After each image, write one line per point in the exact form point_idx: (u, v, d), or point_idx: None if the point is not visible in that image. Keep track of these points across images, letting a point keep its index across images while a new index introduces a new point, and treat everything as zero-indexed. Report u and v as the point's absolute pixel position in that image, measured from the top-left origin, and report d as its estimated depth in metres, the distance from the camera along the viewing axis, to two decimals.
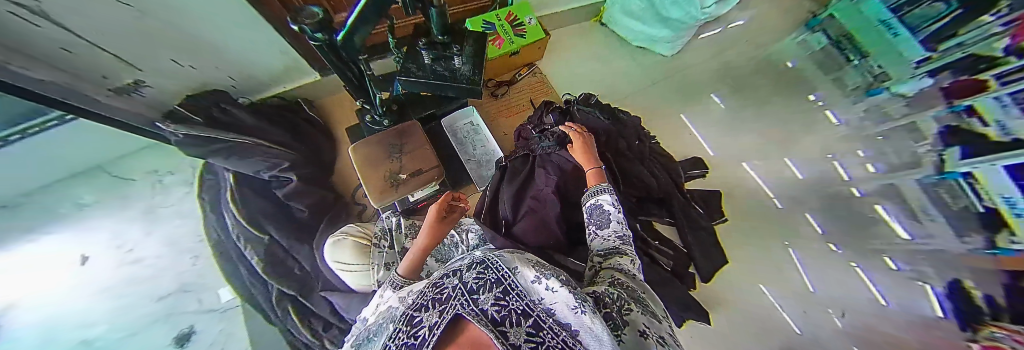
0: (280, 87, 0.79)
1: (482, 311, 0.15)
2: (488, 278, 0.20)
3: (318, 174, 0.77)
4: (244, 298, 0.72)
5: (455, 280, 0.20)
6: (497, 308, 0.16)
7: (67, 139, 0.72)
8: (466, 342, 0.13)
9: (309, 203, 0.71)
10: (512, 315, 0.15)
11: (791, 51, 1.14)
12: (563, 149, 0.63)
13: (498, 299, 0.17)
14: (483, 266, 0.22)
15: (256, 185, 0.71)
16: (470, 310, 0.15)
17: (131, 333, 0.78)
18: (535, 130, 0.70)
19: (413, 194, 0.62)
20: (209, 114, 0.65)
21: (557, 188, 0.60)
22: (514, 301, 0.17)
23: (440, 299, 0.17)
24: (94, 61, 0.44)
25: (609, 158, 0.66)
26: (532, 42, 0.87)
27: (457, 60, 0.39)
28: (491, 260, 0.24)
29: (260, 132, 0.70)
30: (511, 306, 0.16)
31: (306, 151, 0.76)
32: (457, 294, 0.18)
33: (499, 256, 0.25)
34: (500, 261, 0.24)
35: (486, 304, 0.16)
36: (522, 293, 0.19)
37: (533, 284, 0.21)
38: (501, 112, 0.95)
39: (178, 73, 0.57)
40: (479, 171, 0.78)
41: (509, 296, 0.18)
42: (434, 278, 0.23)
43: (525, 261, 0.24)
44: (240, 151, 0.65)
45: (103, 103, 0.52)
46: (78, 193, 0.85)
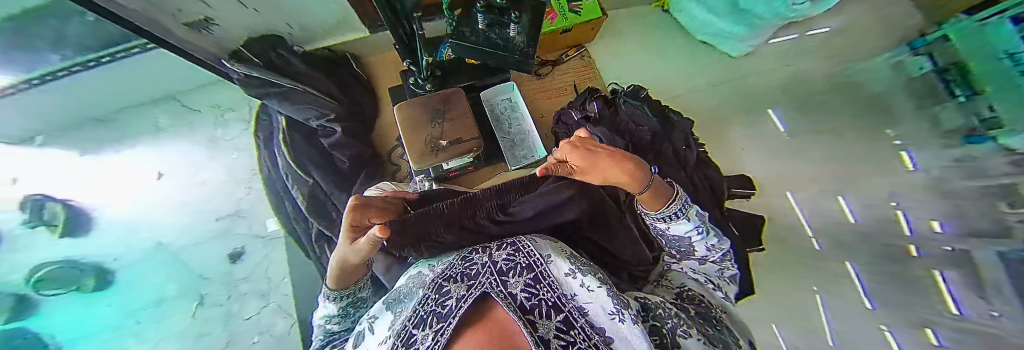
0: (329, 41, 0.81)
1: (511, 294, 0.19)
2: (518, 262, 0.25)
3: (360, 129, 0.80)
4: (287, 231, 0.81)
5: (485, 259, 0.25)
6: (527, 295, 0.19)
7: (146, 66, 0.81)
8: (492, 313, 0.18)
9: (349, 155, 0.75)
10: (543, 305, 0.18)
11: (875, 78, 0.83)
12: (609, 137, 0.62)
13: (529, 286, 0.21)
14: (515, 249, 0.27)
15: (306, 131, 0.77)
16: (498, 291, 0.19)
17: (197, 244, 0.91)
18: (577, 115, 0.72)
19: (448, 162, 0.63)
20: (269, 59, 0.72)
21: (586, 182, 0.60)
22: (545, 291, 0.21)
23: (468, 274, 0.23)
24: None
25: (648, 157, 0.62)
26: (585, 21, 0.81)
27: (513, 30, 0.39)
28: (525, 245, 0.28)
29: (312, 81, 0.75)
30: (543, 297, 0.20)
31: (349, 106, 0.79)
32: (491, 274, 0.22)
33: (532, 242, 0.29)
34: (531, 247, 0.28)
35: (517, 290, 0.20)
36: (555, 285, 0.22)
37: (568, 278, 0.24)
38: (542, 93, 0.90)
39: (241, 14, 0.60)
40: (511, 151, 0.77)
41: (540, 285, 0.22)
42: (469, 253, 0.28)
43: (560, 254, 0.28)
44: (294, 97, 0.71)
45: (183, 37, 0.57)
46: (154, 118, 0.97)
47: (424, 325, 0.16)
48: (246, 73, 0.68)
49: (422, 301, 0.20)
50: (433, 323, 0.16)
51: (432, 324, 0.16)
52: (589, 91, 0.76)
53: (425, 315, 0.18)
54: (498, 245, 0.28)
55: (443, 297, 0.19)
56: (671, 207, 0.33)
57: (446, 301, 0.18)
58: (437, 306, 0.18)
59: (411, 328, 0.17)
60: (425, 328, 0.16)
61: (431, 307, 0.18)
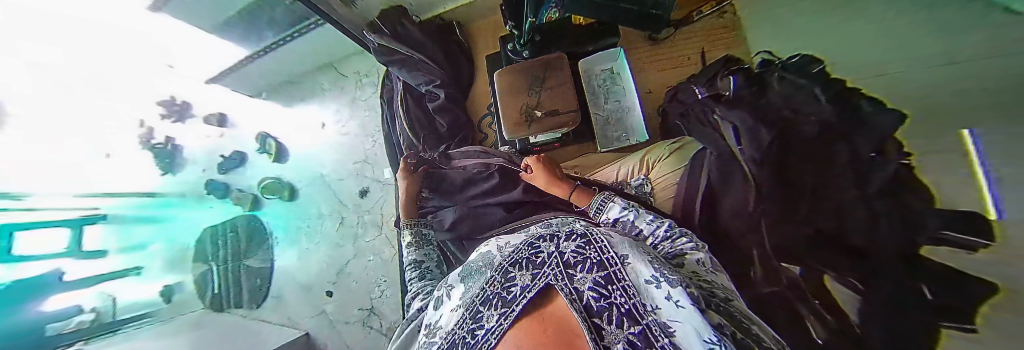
0: (442, 7, 0.89)
1: (577, 291, 0.22)
2: (588, 256, 0.24)
3: (457, 95, 0.89)
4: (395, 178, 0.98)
5: (552, 247, 0.26)
6: (594, 295, 0.21)
7: (310, 44, 1.00)
8: (554, 303, 0.22)
9: (448, 120, 0.85)
10: (614, 312, 0.20)
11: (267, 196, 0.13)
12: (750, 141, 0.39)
13: (599, 285, 0.22)
14: (586, 241, 0.25)
15: (416, 95, 0.89)
16: (564, 285, 0.22)
17: (341, 178, 1.08)
18: (701, 89, 0.59)
19: (537, 135, 0.68)
20: (393, 28, 0.86)
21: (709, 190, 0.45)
22: (618, 295, 0.21)
23: (533, 261, 0.26)
24: None
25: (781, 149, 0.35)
26: None
27: None
28: (594, 234, 0.26)
29: (423, 48, 0.85)
30: (615, 302, 0.20)
31: (450, 71, 0.88)
32: (555, 263, 0.25)
33: (608, 236, 0.26)
34: (606, 241, 0.25)
35: (584, 287, 0.22)
36: (632, 290, 0.21)
37: (648, 286, 0.20)
38: (653, 62, 0.77)
39: None
40: (605, 130, 0.72)
41: (613, 287, 0.21)
42: (536, 236, 0.29)
43: (639, 249, 0.24)
44: (409, 64, 0.83)
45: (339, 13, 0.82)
46: (318, 81, 1.16)
47: (490, 304, 0.25)
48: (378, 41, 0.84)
49: (490, 279, 0.27)
50: (499, 305, 0.24)
51: (498, 306, 0.24)
52: (725, 62, 0.60)
53: (493, 294, 0.25)
54: (568, 231, 0.28)
55: (509, 282, 0.25)
56: (597, 202, 0.47)
57: (511, 287, 0.25)
58: (503, 289, 0.25)
59: (479, 304, 0.25)
60: (492, 308, 0.24)
61: (497, 289, 0.25)
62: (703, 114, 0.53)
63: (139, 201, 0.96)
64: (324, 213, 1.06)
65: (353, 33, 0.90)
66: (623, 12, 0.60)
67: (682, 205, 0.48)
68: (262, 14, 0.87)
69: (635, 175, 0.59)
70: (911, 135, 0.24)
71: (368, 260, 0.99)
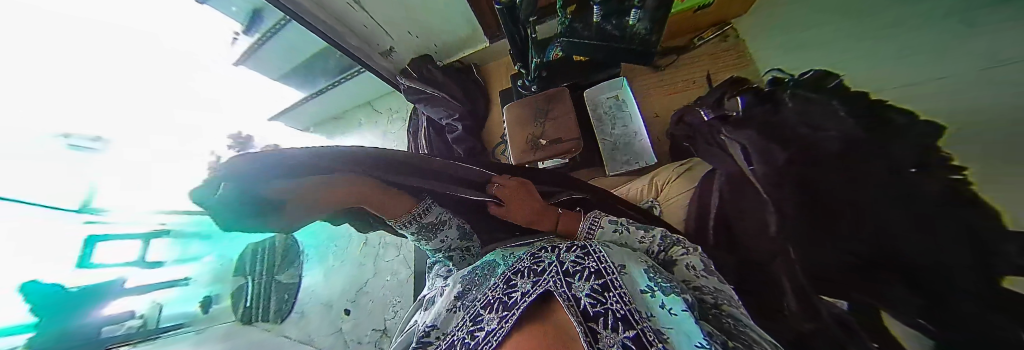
0: (462, 53, 0.99)
1: (575, 297, 0.20)
2: (586, 266, 0.23)
3: (473, 126, 0.96)
4: None
5: (553, 257, 0.25)
6: (592, 302, 0.19)
7: (350, 88, 1.16)
8: (554, 314, 0.19)
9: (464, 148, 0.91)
10: (610, 316, 0.18)
11: None
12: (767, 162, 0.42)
13: (596, 292, 0.20)
14: (584, 252, 0.25)
15: (437, 127, 0.97)
16: (563, 290, 0.20)
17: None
18: (707, 111, 0.58)
19: (544, 161, 0.71)
20: (419, 73, 0.96)
21: (725, 210, 0.49)
22: (614, 301, 0.19)
23: (535, 270, 0.25)
24: (349, 14, 0.75)
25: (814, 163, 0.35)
26: None
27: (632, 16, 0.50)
28: (590, 246, 0.26)
29: (444, 87, 0.94)
30: (611, 307, 0.19)
31: (467, 105, 0.96)
32: (552, 269, 0.23)
33: (603, 246, 0.26)
34: (603, 251, 0.25)
35: (581, 292, 0.20)
36: (627, 297, 0.20)
37: (643, 294, 0.21)
38: (659, 88, 0.80)
39: (409, 40, 0.90)
40: (612, 154, 0.73)
41: (609, 294, 0.20)
42: (538, 248, 0.29)
43: (634, 261, 0.25)
44: (433, 101, 0.92)
45: (374, 63, 0.95)
46: (359, 117, 1.34)
47: (490, 309, 0.23)
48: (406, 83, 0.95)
49: (493, 286, 0.26)
50: (500, 309, 0.22)
51: (498, 310, 0.22)
52: (731, 82, 0.60)
53: (494, 299, 0.24)
54: (568, 243, 0.27)
55: (509, 287, 0.24)
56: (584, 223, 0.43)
57: (511, 291, 0.23)
58: (503, 293, 0.23)
59: (482, 307, 0.24)
60: (492, 311, 0.22)
61: (500, 294, 0.23)
62: (711, 136, 0.55)
63: (186, 223, 0.93)
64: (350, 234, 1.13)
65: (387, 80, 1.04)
66: (620, 56, 0.62)
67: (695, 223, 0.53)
68: (318, 65, 1.01)
69: (644, 197, 0.62)
70: (962, 151, 0.23)
71: (385, 280, 1.02)
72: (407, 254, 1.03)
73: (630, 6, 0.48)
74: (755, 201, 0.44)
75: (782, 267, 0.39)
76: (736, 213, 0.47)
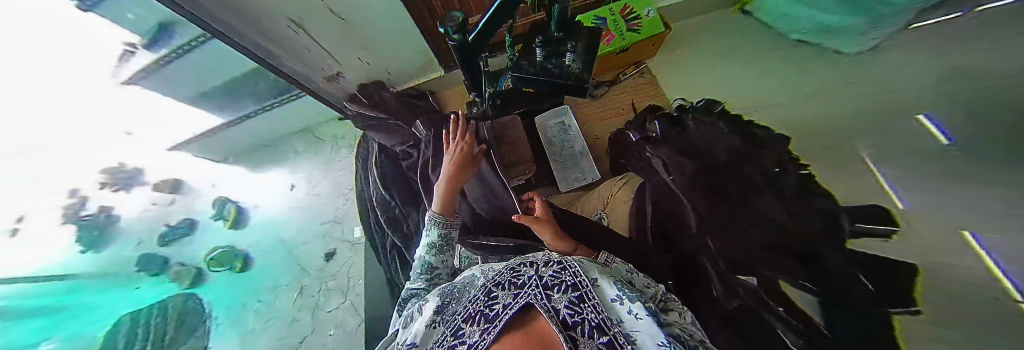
0: (416, 80, 1.00)
1: (554, 309, 0.21)
2: (564, 279, 0.24)
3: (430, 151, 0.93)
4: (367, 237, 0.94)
5: (532, 271, 0.26)
6: (570, 312, 0.21)
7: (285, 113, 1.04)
8: (535, 322, 0.20)
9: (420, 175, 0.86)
10: (586, 325, 0.19)
11: None
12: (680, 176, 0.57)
13: (573, 303, 0.21)
14: (561, 266, 0.26)
15: (390, 154, 0.92)
16: (543, 302, 0.21)
17: (305, 242, 1.02)
18: (637, 136, 0.70)
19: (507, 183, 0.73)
20: (372, 99, 0.94)
21: (662, 219, 0.57)
22: (589, 311, 0.21)
23: (515, 283, 0.25)
24: (289, 37, 0.69)
25: (728, 181, 0.53)
26: (647, 37, 0.78)
27: (570, 56, 0.60)
28: (567, 260, 0.28)
29: (398, 113, 0.92)
30: (586, 317, 0.20)
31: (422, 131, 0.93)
32: (531, 283, 0.24)
33: (578, 261, 0.28)
34: (578, 266, 0.27)
35: (561, 306, 0.21)
36: (600, 307, 0.22)
37: (614, 304, 0.22)
38: (596, 114, 0.89)
39: (360, 66, 0.88)
40: (564, 173, 0.78)
41: (585, 304, 0.21)
42: (517, 262, 0.29)
43: (602, 273, 0.27)
44: (385, 128, 0.89)
45: (320, 86, 0.88)
46: (291, 145, 1.18)
47: (472, 321, 0.22)
48: (357, 109, 0.92)
49: (473, 298, 0.25)
50: (482, 321, 0.21)
51: (480, 322, 0.21)
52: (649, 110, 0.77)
53: (474, 311, 0.23)
54: (546, 259, 0.28)
55: (491, 299, 0.23)
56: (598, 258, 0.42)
57: (494, 304, 0.23)
58: (486, 306, 0.23)
59: (462, 320, 0.23)
60: (474, 323, 0.22)
61: (481, 306, 0.23)
62: (638, 154, 0.67)
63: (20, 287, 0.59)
64: (283, 283, 0.94)
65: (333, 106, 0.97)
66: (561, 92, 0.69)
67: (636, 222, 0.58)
68: (245, 87, 0.89)
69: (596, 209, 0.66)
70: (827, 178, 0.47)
71: (328, 336, 0.86)
72: (357, 301, 0.90)
73: (565, 49, 0.59)
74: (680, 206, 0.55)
75: (703, 259, 0.50)
76: (665, 216, 0.57)
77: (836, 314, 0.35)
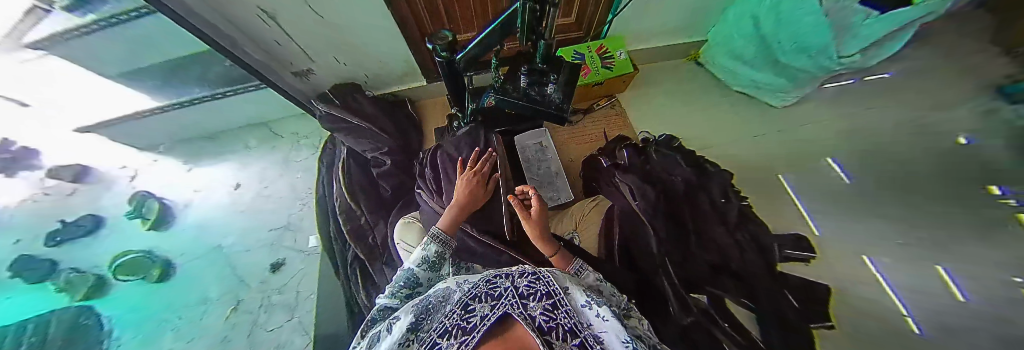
0: (396, 87, 0.97)
1: (530, 316, 0.21)
2: (538, 289, 0.24)
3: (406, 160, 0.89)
4: (326, 248, 0.85)
5: (508, 282, 0.25)
6: (547, 318, 0.21)
7: (239, 105, 0.94)
8: (514, 330, 0.20)
9: (392, 185, 0.81)
10: (560, 329, 0.20)
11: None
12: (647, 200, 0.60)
13: (547, 310, 0.22)
14: (537, 276, 0.26)
15: (360, 160, 0.87)
16: (520, 311, 0.21)
17: (247, 250, 0.88)
18: (607, 162, 0.76)
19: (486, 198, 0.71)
20: (346, 101, 0.89)
21: (625, 237, 0.59)
22: (563, 316, 0.22)
23: (492, 294, 0.24)
24: (258, 28, 0.64)
25: (685, 210, 0.58)
26: (618, 75, 0.85)
27: (551, 87, 0.63)
28: (541, 271, 0.27)
29: (374, 118, 0.89)
30: (561, 322, 0.21)
31: (399, 138, 0.89)
32: (507, 294, 0.23)
33: (552, 271, 0.28)
34: (551, 276, 0.27)
35: (536, 313, 0.21)
36: (572, 312, 0.23)
37: (582, 308, 0.24)
38: (572, 138, 0.94)
39: (336, 67, 0.84)
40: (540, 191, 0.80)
41: (559, 311, 0.22)
42: (493, 273, 0.28)
43: (574, 282, 0.28)
44: (357, 132, 0.85)
45: (285, 80, 0.82)
46: (244, 140, 1.04)
47: (448, 335, 0.20)
48: (327, 109, 0.86)
49: (449, 312, 0.23)
50: (459, 335, 0.20)
51: (457, 335, 0.20)
52: (618, 140, 0.84)
53: (450, 326, 0.21)
54: (520, 269, 0.28)
55: (468, 313, 0.22)
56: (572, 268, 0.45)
57: (470, 317, 0.21)
58: (462, 320, 0.21)
59: (438, 335, 0.21)
60: (451, 337, 0.20)
61: (457, 320, 0.21)
62: (608, 178, 0.71)
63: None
64: (211, 296, 0.79)
65: (298, 102, 0.90)
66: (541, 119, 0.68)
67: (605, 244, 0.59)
68: (193, 70, 0.79)
69: (567, 229, 0.65)
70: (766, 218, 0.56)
71: None
72: (308, 319, 0.80)
73: (548, 81, 0.63)
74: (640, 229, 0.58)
75: (663, 278, 0.52)
76: (631, 238, 0.59)
77: (767, 327, 0.43)
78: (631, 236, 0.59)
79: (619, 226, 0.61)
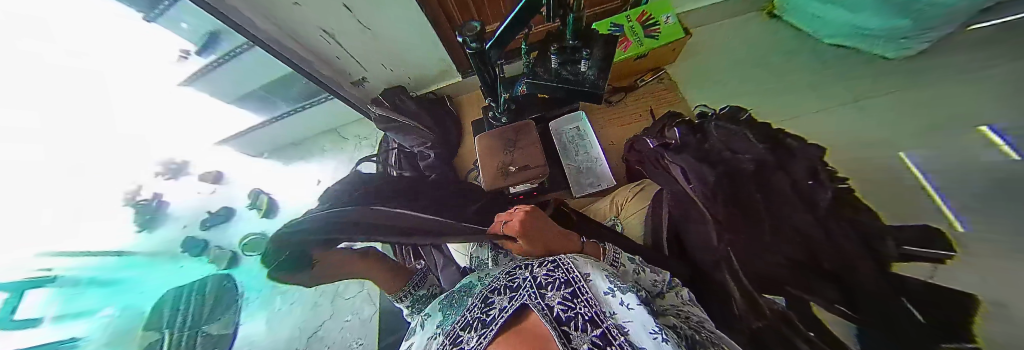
0: (436, 85, 1.03)
1: (547, 306, 0.20)
2: (557, 277, 0.24)
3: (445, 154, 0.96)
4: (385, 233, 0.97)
5: (528, 273, 0.26)
6: (564, 308, 0.20)
7: (314, 114, 1.14)
8: (530, 322, 0.20)
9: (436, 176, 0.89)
10: (579, 319, 0.19)
11: None
12: (698, 183, 0.55)
13: (566, 299, 0.21)
14: (555, 264, 0.26)
15: (408, 155, 0.96)
16: (537, 302, 0.21)
17: None
18: (654, 142, 0.70)
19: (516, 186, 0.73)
20: (393, 101, 0.98)
21: (673, 225, 0.58)
22: (582, 306, 0.21)
23: (511, 287, 0.24)
24: (318, 46, 0.74)
25: (751, 192, 0.52)
26: (666, 44, 0.76)
27: (584, 64, 0.59)
28: (561, 259, 0.27)
29: (417, 116, 0.96)
30: (579, 312, 0.20)
31: (438, 133, 0.96)
32: (527, 285, 0.24)
33: (572, 256, 0.27)
34: (571, 262, 0.26)
35: (553, 302, 0.21)
36: (594, 300, 0.21)
37: (606, 296, 0.22)
38: (612, 120, 0.88)
39: (385, 73, 0.93)
40: (578, 178, 0.79)
41: (578, 299, 0.21)
42: (515, 266, 0.29)
43: (597, 267, 0.26)
44: (403, 129, 0.92)
45: (349, 90, 0.95)
46: (320, 143, 1.27)
47: (470, 328, 0.21)
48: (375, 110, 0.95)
49: (471, 306, 0.24)
50: (479, 327, 0.21)
51: (477, 328, 0.20)
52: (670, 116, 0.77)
53: (472, 319, 0.22)
54: (541, 259, 0.28)
55: (487, 306, 0.23)
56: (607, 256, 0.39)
57: (490, 310, 0.22)
58: (482, 313, 0.22)
59: (461, 328, 0.22)
60: (472, 330, 0.21)
61: (478, 313, 0.22)
62: (656, 159, 0.66)
63: (101, 260, 0.71)
64: None
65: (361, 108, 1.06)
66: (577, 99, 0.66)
67: (653, 234, 0.58)
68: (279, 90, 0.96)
69: (608, 216, 0.66)
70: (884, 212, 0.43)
71: (345, 321, 0.93)
72: (375, 292, 0.98)
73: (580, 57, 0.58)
74: (700, 224, 0.55)
75: (726, 273, 0.50)
76: (683, 226, 0.57)
77: (871, 346, 0.36)
78: (682, 226, 0.57)
79: (675, 215, 0.58)
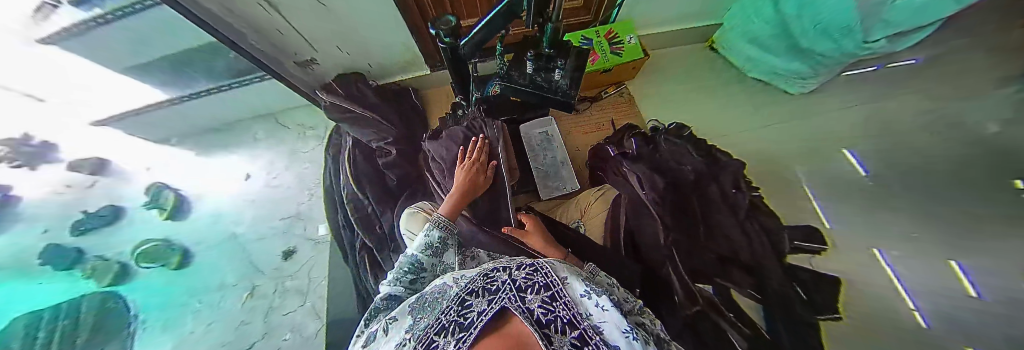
0: (402, 75, 0.97)
1: (528, 309, 0.20)
2: (536, 280, 0.24)
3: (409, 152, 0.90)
4: (335, 237, 0.88)
5: (506, 276, 0.25)
6: (544, 311, 0.20)
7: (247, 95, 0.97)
8: (510, 324, 0.19)
9: (398, 175, 0.82)
10: (560, 322, 0.19)
11: None
12: (651, 189, 0.61)
13: (546, 303, 0.21)
14: (533, 268, 0.26)
15: (366, 151, 0.87)
16: (518, 304, 0.21)
17: (260, 237, 0.94)
18: (614, 150, 0.77)
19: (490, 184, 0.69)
20: (350, 91, 0.89)
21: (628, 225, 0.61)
22: (561, 308, 0.21)
23: (489, 289, 0.24)
24: (261, 20, 0.63)
25: (692, 199, 0.60)
26: (628, 62, 0.83)
27: (557, 73, 0.61)
28: (539, 263, 0.28)
29: (379, 109, 0.88)
30: (558, 314, 0.20)
31: (403, 129, 0.89)
32: (506, 288, 0.23)
33: (549, 261, 0.28)
34: (549, 267, 0.27)
35: (534, 305, 0.21)
36: (571, 303, 0.22)
37: (582, 298, 0.24)
38: (577, 128, 0.93)
39: (338, 56, 0.84)
40: (545, 181, 0.80)
41: (557, 303, 0.22)
42: (491, 268, 0.28)
43: (574, 273, 0.28)
44: (362, 122, 0.85)
45: (291, 71, 0.83)
46: (252, 131, 1.08)
47: (446, 331, 0.20)
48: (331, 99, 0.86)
49: (446, 309, 0.23)
50: (456, 330, 0.19)
51: (453, 331, 0.19)
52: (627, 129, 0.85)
53: (448, 322, 0.21)
54: (517, 261, 0.28)
55: (463, 309, 0.22)
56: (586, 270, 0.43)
57: (467, 312, 0.21)
58: (458, 315, 0.21)
59: (434, 331, 0.20)
60: (448, 332, 0.19)
61: (453, 316, 0.21)
62: (615, 167, 0.72)
63: None
64: (228, 283, 0.85)
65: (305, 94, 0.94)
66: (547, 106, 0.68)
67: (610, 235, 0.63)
68: (200, 63, 0.79)
69: (573, 219, 0.71)
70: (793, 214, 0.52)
71: (281, 340, 0.82)
72: (320, 306, 0.87)
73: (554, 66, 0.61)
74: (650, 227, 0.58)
75: (670, 268, 0.54)
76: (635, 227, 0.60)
77: (777, 326, 0.45)
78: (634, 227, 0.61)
79: (630, 217, 0.62)
